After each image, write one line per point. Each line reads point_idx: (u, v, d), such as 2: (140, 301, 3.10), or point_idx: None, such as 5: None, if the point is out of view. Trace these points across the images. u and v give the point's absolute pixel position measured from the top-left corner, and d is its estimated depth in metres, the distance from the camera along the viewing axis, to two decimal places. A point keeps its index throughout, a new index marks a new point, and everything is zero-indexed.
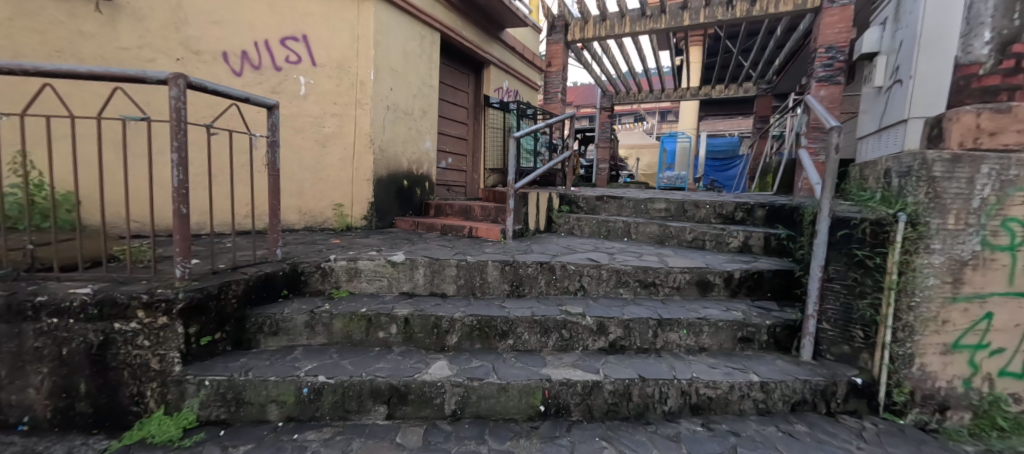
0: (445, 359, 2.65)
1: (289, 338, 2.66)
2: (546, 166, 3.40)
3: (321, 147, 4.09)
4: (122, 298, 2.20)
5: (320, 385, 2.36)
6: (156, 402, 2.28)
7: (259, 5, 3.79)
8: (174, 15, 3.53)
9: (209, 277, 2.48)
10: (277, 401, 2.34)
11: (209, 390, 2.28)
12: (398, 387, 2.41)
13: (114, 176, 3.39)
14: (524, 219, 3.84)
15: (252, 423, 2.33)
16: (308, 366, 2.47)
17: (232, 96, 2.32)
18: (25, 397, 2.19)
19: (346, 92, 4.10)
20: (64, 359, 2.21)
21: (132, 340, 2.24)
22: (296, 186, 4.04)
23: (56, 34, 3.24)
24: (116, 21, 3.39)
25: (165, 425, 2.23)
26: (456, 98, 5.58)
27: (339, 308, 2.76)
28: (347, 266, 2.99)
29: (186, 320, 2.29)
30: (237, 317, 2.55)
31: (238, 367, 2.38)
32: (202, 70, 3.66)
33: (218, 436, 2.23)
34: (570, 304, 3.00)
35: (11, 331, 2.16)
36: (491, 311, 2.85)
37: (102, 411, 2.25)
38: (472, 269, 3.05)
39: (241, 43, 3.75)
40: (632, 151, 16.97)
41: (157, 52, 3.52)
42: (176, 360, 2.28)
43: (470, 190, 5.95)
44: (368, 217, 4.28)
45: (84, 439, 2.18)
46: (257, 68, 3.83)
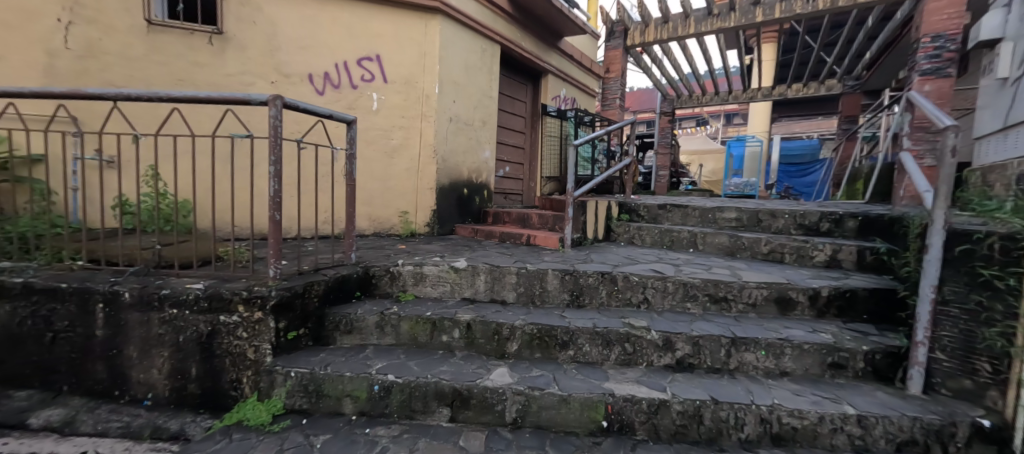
0: (505, 366, 2.69)
1: (361, 337, 2.81)
2: (604, 173, 3.24)
3: (390, 159, 4.34)
4: (227, 293, 2.41)
5: (389, 384, 2.50)
6: (249, 388, 2.48)
7: (338, 31, 4.15)
8: (269, 43, 3.98)
9: (295, 277, 2.69)
10: (351, 396, 2.50)
11: (295, 381, 2.47)
12: (461, 391, 2.48)
13: (222, 186, 3.83)
14: (582, 227, 3.76)
15: (329, 414, 2.51)
16: (379, 364, 2.61)
17: (319, 113, 2.46)
18: (149, 376, 2.45)
19: (412, 107, 4.35)
20: (179, 345, 2.44)
21: (234, 331, 2.44)
22: (368, 196, 4.31)
23: (180, 66, 3.79)
24: (224, 52, 3.87)
25: (258, 410, 2.43)
26: (514, 108, 5.66)
27: (407, 310, 2.89)
28: (414, 270, 3.14)
29: (277, 316, 2.48)
30: (318, 315, 2.75)
31: (318, 362, 2.56)
32: (291, 91, 4.07)
33: (302, 424, 2.42)
34: (634, 316, 2.91)
35: (141, 318, 2.42)
36: (552, 321, 2.84)
37: (208, 393, 2.47)
38: (532, 277, 3.05)
39: (324, 65, 4.12)
40: (694, 157, 15.65)
41: (255, 77, 3.98)
42: (269, 351, 2.47)
43: (527, 199, 5.99)
44: (431, 225, 4.47)
45: (193, 417, 2.42)
46: (337, 87, 4.18)
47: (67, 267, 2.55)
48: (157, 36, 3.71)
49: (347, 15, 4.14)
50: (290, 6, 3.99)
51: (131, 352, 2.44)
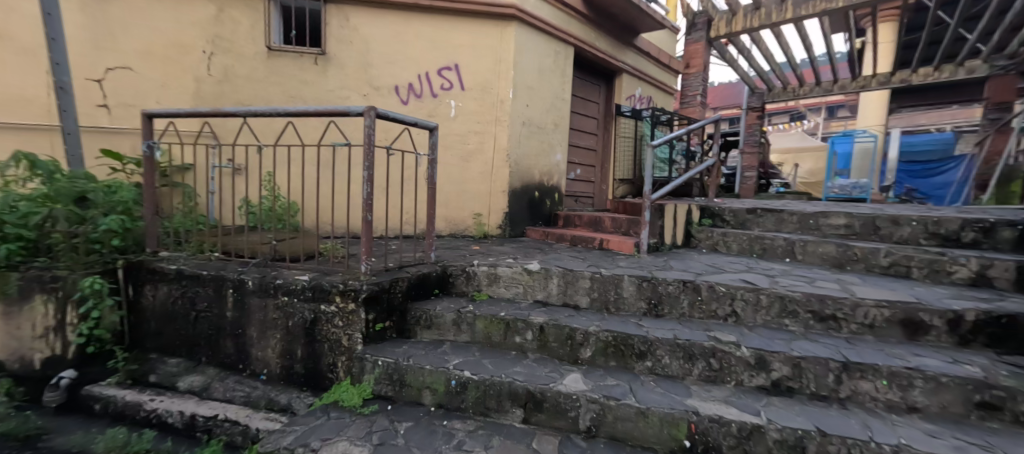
0: (578, 372, 2.64)
1: (439, 333, 2.95)
2: (683, 176, 3.05)
3: (465, 162, 4.49)
4: (327, 285, 2.68)
5: (466, 380, 2.59)
6: (343, 372, 2.72)
7: (421, 44, 4.39)
8: (362, 60, 4.32)
9: (383, 273, 2.91)
10: (430, 388, 2.63)
11: (381, 369, 2.66)
12: (534, 393, 2.50)
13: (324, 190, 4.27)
14: (658, 232, 3.55)
15: (410, 403, 2.66)
16: (455, 360, 2.71)
17: (404, 121, 2.58)
18: (266, 354, 2.79)
19: (488, 112, 4.46)
20: (289, 329, 2.75)
21: (332, 320, 2.69)
22: (445, 199, 4.48)
23: (293, 85, 4.29)
24: (327, 70, 4.30)
25: (351, 393, 2.65)
26: (587, 110, 5.58)
27: (482, 310, 2.97)
28: (488, 271, 3.22)
29: (367, 308, 2.70)
30: (402, 309, 2.94)
31: (402, 353, 2.72)
32: (380, 102, 4.38)
33: (387, 410, 2.60)
34: (720, 330, 2.72)
35: (260, 303, 2.77)
36: (628, 329, 2.74)
37: (310, 374, 2.74)
38: (606, 282, 2.98)
39: (408, 77, 4.39)
40: (786, 156, 13.52)
41: (350, 91, 4.34)
42: (359, 340, 2.69)
43: (597, 202, 5.85)
44: (503, 227, 4.56)
45: (297, 393, 2.70)
46: (419, 96, 4.43)
47: (208, 257, 3.05)
48: (276, 60, 4.25)
49: (429, 27, 4.37)
50: (381, 23, 4.31)
51: (252, 332, 2.81)
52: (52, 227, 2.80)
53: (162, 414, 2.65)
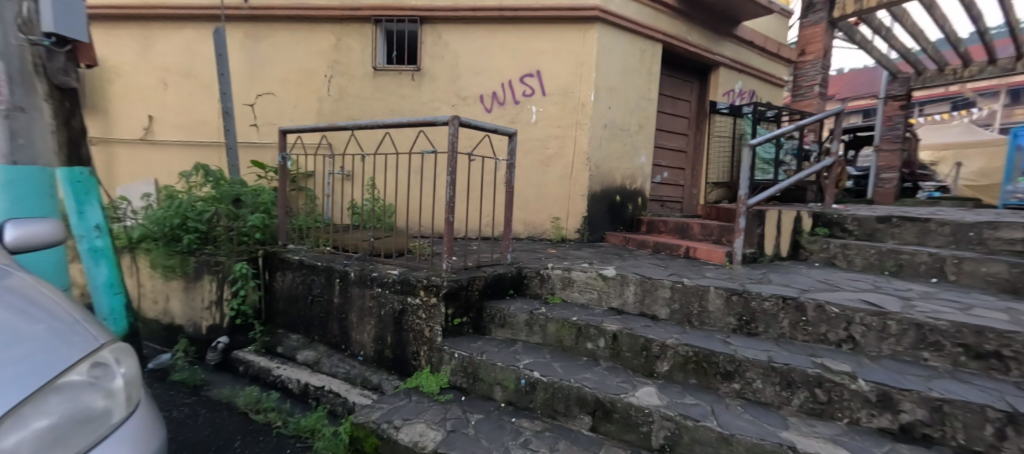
0: (653, 386, 2.52)
1: (513, 332, 3.07)
2: (791, 178, 2.96)
3: (545, 166, 4.57)
4: (413, 280, 2.94)
5: (535, 380, 2.63)
6: (425, 361, 2.96)
7: (504, 54, 4.60)
8: (451, 71, 4.66)
9: (463, 271, 3.11)
10: (501, 384, 2.73)
11: (457, 362, 2.85)
12: (602, 401, 2.43)
13: (419, 195, 4.65)
14: (758, 242, 3.41)
15: (482, 396, 2.80)
16: (526, 360, 2.78)
17: (484, 128, 2.78)
18: (362, 337, 3.17)
19: (568, 116, 4.47)
20: (381, 317, 3.08)
21: (416, 312, 2.95)
22: (524, 202, 4.61)
23: (390, 99, 4.77)
24: (421, 84, 4.71)
25: (430, 381, 2.87)
26: (676, 108, 5.48)
27: (554, 313, 3.02)
28: (562, 275, 3.31)
29: (447, 303, 2.89)
30: (479, 306, 3.10)
31: (477, 349, 2.88)
32: (466, 111, 4.68)
33: (461, 401, 2.77)
34: (829, 357, 2.39)
35: (359, 292, 3.15)
36: (714, 346, 2.55)
37: (396, 359, 3.04)
38: (688, 293, 2.89)
39: (492, 85, 4.62)
40: (944, 153, 11.80)
41: (440, 102, 4.70)
42: (439, 333, 2.90)
43: (687, 207, 5.73)
44: (581, 230, 4.55)
45: (385, 377, 3.02)
46: (503, 104, 4.64)
47: (321, 250, 3.59)
48: (379, 79, 4.77)
49: (513, 36, 4.53)
50: (468, 37, 4.59)
51: (353, 317, 3.20)
52: (217, 221, 3.70)
53: (286, 379, 3.24)
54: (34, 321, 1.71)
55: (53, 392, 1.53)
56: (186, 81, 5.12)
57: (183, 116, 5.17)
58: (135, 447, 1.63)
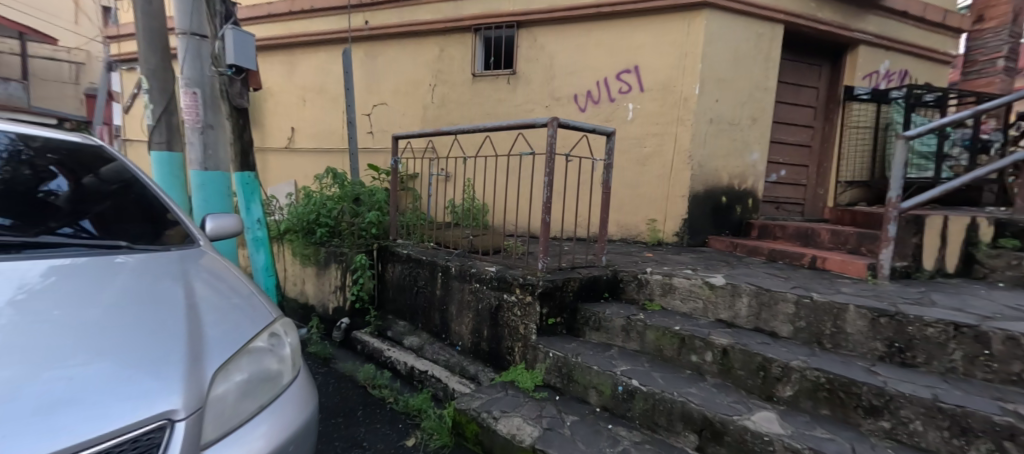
0: (773, 412, 2.49)
1: (608, 336, 3.29)
2: (960, 177, 2.77)
3: (642, 166, 5.04)
4: (510, 277, 3.32)
5: (633, 388, 2.74)
6: (519, 358, 3.30)
7: (602, 53, 5.18)
8: (548, 74, 5.44)
9: (558, 273, 3.40)
10: (597, 388, 2.90)
11: (551, 361, 3.10)
12: (711, 420, 2.44)
13: (515, 191, 5.55)
14: (909, 254, 3.19)
15: (577, 398, 3.00)
16: (623, 367, 2.92)
17: (583, 128, 2.99)
18: (461, 328, 3.70)
19: (669, 112, 4.86)
20: (478, 311, 3.54)
21: (512, 309, 3.31)
22: (619, 205, 5.18)
23: (495, 107, 5.79)
24: (516, 88, 5.64)
25: (525, 377, 3.16)
26: (799, 97, 5.41)
27: (653, 321, 3.16)
28: (663, 280, 3.47)
29: (541, 303, 3.19)
30: (572, 308, 3.39)
31: (572, 350, 3.09)
32: (562, 110, 5.41)
33: (554, 400, 3.00)
34: (1015, 401, 2.18)
35: (460, 286, 3.67)
36: (859, 375, 2.43)
37: (490, 353, 3.48)
38: (821, 312, 2.81)
39: (588, 85, 5.26)
40: None
41: (534, 104, 5.53)
42: (533, 331, 3.21)
43: (810, 209, 5.57)
44: (680, 234, 4.86)
45: (481, 369, 3.46)
46: (597, 102, 5.25)
47: (425, 246, 4.31)
48: (478, 84, 5.85)
49: (608, 34, 5.11)
50: (560, 38, 5.35)
51: (454, 309, 3.75)
52: (342, 218, 4.86)
53: (395, 361, 3.92)
54: (227, 302, 2.26)
55: (245, 355, 2.03)
56: (322, 96, 6.95)
57: (319, 126, 7.00)
58: (299, 406, 2.09)
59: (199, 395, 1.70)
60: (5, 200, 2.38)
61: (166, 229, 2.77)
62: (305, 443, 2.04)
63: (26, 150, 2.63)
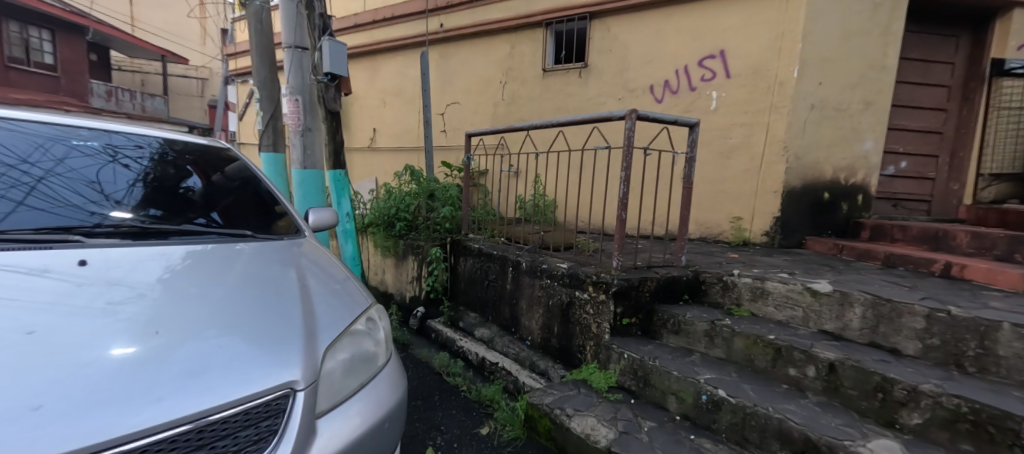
0: (896, 441, 2.26)
1: (688, 341, 3.27)
2: None
3: (726, 159, 4.67)
4: (582, 275, 3.56)
5: (719, 398, 2.71)
6: (591, 356, 3.51)
7: (681, 39, 4.92)
8: (619, 65, 5.40)
9: (633, 272, 3.52)
10: (677, 395, 2.93)
11: (626, 363, 3.24)
12: (815, 442, 2.33)
13: (586, 187, 5.64)
14: None
15: (654, 403, 3.07)
16: (707, 375, 2.89)
17: (663, 119, 3.62)
18: (530, 323, 4.13)
19: (760, 99, 4.43)
20: (549, 307, 3.89)
21: (586, 307, 3.53)
22: (699, 201, 4.85)
23: (567, 102, 5.89)
24: (587, 81, 5.69)
25: (599, 377, 3.32)
26: (928, 75, 4.62)
27: (741, 327, 3.04)
28: (753, 284, 3.23)
29: (615, 302, 3.36)
30: (648, 309, 3.48)
31: (648, 353, 3.19)
32: (635, 102, 5.28)
33: (629, 402, 3.12)
34: None
35: (530, 281, 4.11)
36: (1016, 408, 2.09)
37: (561, 349, 3.81)
38: (959, 329, 2.42)
39: (666, 74, 5.04)
40: None
41: (606, 97, 5.53)
42: (606, 330, 3.39)
43: (937, 208, 4.76)
44: (770, 234, 4.40)
45: (550, 364, 3.83)
46: (675, 92, 5.00)
47: (496, 241, 4.91)
48: (547, 80, 6.08)
49: (688, 18, 4.84)
50: (634, 27, 5.25)
51: (523, 303, 4.21)
52: (418, 212, 5.60)
53: (467, 351, 4.46)
54: (328, 286, 2.53)
55: (348, 336, 2.29)
56: (400, 99, 7.91)
57: (404, 123, 7.90)
58: (391, 386, 2.35)
59: (313, 370, 1.96)
60: (158, 195, 2.78)
61: (276, 220, 3.13)
62: (396, 418, 2.30)
63: (170, 153, 3.05)
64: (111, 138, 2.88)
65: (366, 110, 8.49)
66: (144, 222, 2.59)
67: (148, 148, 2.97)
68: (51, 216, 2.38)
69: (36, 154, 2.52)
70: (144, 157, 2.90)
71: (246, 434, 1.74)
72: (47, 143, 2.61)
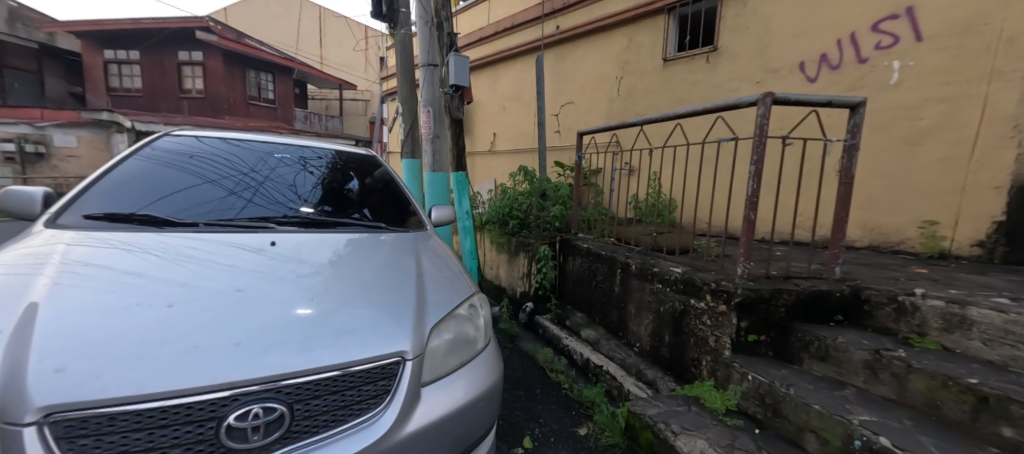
0: None
1: (840, 371, 2.65)
2: None
3: (911, 147, 3.80)
4: (699, 281, 3.13)
5: (878, 446, 2.18)
6: (707, 373, 3.04)
7: (846, 3, 4.10)
8: (761, 42, 4.68)
9: (765, 281, 3.00)
10: (818, 434, 2.40)
11: (750, 385, 2.74)
12: None
13: (710, 188, 4.97)
14: None
15: (786, 438, 2.55)
16: (864, 416, 2.34)
17: (812, 101, 2.98)
18: (639, 329, 3.72)
19: (971, 65, 3.50)
20: (660, 313, 3.48)
21: (701, 317, 3.09)
22: (868, 200, 4.05)
23: (693, 92, 5.24)
24: (717, 65, 5.02)
25: (716, 397, 2.87)
26: None
27: (921, 363, 2.40)
28: (945, 309, 2.54)
29: (739, 315, 2.90)
30: (784, 326, 2.92)
31: (780, 378, 2.67)
32: (779, 84, 4.57)
33: (753, 432, 2.63)
34: None
35: (639, 285, 3.70)
36: None
37: (672, 362, 3.36)
38: None
39: (825, 46, 4.25)
40: None
41: (741, 81, 4.83)
42: (727, 345, 2.93)
43: None
44: (986, 244, 3.45)
45: (660, 375, 3.41)
46: (835, 67, 4.20)
47: (606, 241, 4.57)
48: (669, 69, 5.49)
49: None
50: None
51: (632, 308, 3.80)
52: (530, 211, 5.53)
53: (573, 350, 4.20)
54: (438, 273, 2.62)
55: (452, 319, 2.36)
56: (517, 102, 7.86)
57: (524, 122, 7.76)
58: (489, 367, 2.39)
59: (420, 343, 2.12)
60: (329, 194, 3.19)
61: (409, 216, 3.33)
62: (492, 400, 2.34)
63: (339, 162, 3.51)
64: (304, 152, 3.45)
65: (488, 115, 8.67)
66: (320, 215, 2.96)
67: (326, 158, 3.47)
68: (262, 209, 2.86)
69: (258, 165, 3.14)
70: (324, 166, 3.40)
71: (368, 389, 1.96)
72: (265, 157, 3.24)
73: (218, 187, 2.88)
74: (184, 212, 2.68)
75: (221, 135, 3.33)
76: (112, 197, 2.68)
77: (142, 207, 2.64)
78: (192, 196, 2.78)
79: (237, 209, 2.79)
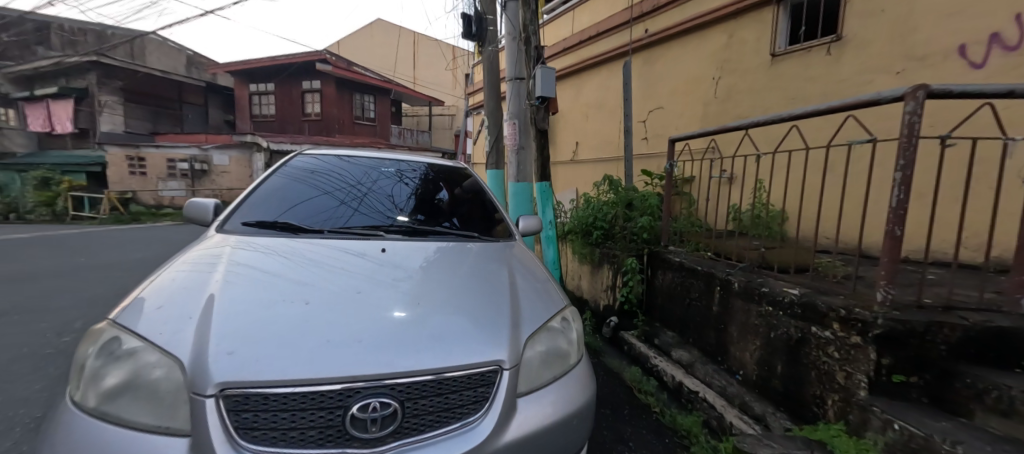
0: None
1: None
2: None
3: None
4: (823, 307, 2.65)
5: None
6: (835, 414, 2.57)
7: None
8: (905, 24, 3.99)
9: (915, 311, 2.45)
10: None
11: (896, 435, 2.24)
12: None
13: (835, 197, 4.32)
14: None
15: None
16: None
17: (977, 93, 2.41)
18: (743, 355, 3.24)
19: None
20: (770, 340, 3.00)
21: (826, 347, 2.63)
22: None
23: (813, 88, 4.60)
24: (842, 56, 4.38)
25: (847, 443, 2.37)
26: None
27: None
28: None
29: (880, 349, 2.40)
30: (944, 367, 2.37)
31: (940, 431, 2.15)
32: (927, 73, 3.87)
33: None
34: None
35: (744, 306, 3.23)
36: None
37: (789, 397, 2.88)
38: None
39: (995, 24, 3.56)
40: None
41: (875, 73, 4.16)
42: (862, 384, 2.45)
43: None
44: None
45: (772, 410, 2.93)
46: (1011, 48, 3.50)
47: (701, 255, 4.08)
48: (779, 65, 4.89)
49: None
50: None
51: (734, 331, 3.33)
52: (617, 222, 5.19)
53: (663, 371, 3.74)
54: (527, 283, 2.42)
55: (545, 331, 2.15)
56: (602, 110, 7.52)
57: (608, 131, 7.41)
58: (583, 385, 2.15)
59: (517, 352, 1.95)
60: (421, 204, 3.11)
61: (495, 225, 3.16)
62: (586, 418, 2.10)
63: (431, 174, 3.45)
64: (401, 165, 3.43)
65: (571, 125, 8.41)
66: (415, 223, 2.90)
67: (419, 171, 3.42)
68: (367, 218, 2.86)
69: (363, 179, 3.16)
70: (416, 177, 3.35)
71: (470, 394, 1.82)
72: (370, 171, 3.26)
73: (332, 199, 2.93)
74: (310, 219, 2.74)
75: (334, 153, 3.42)
76: (262, 205, 2.83)
77: (280, 215, 2.75)
78: (312, 206, 2.84)
79: (346, 218, 2.80)
